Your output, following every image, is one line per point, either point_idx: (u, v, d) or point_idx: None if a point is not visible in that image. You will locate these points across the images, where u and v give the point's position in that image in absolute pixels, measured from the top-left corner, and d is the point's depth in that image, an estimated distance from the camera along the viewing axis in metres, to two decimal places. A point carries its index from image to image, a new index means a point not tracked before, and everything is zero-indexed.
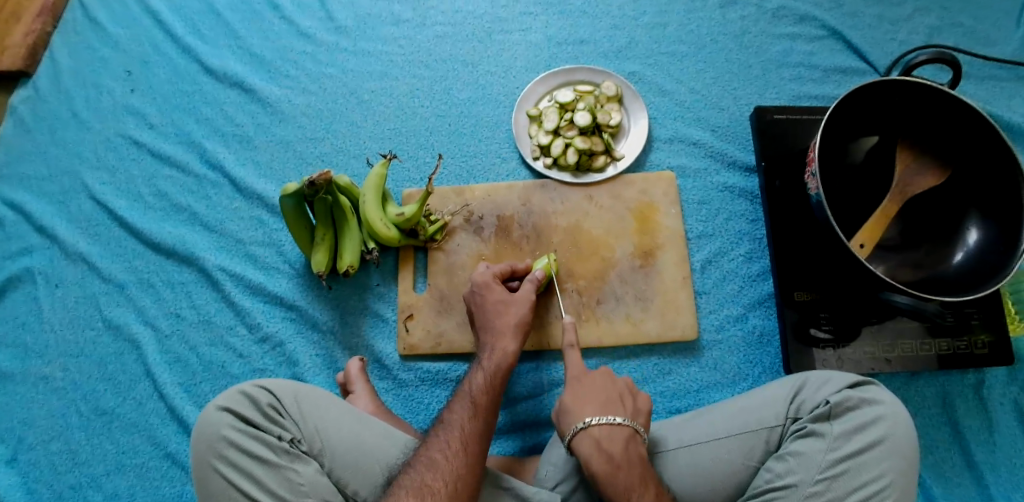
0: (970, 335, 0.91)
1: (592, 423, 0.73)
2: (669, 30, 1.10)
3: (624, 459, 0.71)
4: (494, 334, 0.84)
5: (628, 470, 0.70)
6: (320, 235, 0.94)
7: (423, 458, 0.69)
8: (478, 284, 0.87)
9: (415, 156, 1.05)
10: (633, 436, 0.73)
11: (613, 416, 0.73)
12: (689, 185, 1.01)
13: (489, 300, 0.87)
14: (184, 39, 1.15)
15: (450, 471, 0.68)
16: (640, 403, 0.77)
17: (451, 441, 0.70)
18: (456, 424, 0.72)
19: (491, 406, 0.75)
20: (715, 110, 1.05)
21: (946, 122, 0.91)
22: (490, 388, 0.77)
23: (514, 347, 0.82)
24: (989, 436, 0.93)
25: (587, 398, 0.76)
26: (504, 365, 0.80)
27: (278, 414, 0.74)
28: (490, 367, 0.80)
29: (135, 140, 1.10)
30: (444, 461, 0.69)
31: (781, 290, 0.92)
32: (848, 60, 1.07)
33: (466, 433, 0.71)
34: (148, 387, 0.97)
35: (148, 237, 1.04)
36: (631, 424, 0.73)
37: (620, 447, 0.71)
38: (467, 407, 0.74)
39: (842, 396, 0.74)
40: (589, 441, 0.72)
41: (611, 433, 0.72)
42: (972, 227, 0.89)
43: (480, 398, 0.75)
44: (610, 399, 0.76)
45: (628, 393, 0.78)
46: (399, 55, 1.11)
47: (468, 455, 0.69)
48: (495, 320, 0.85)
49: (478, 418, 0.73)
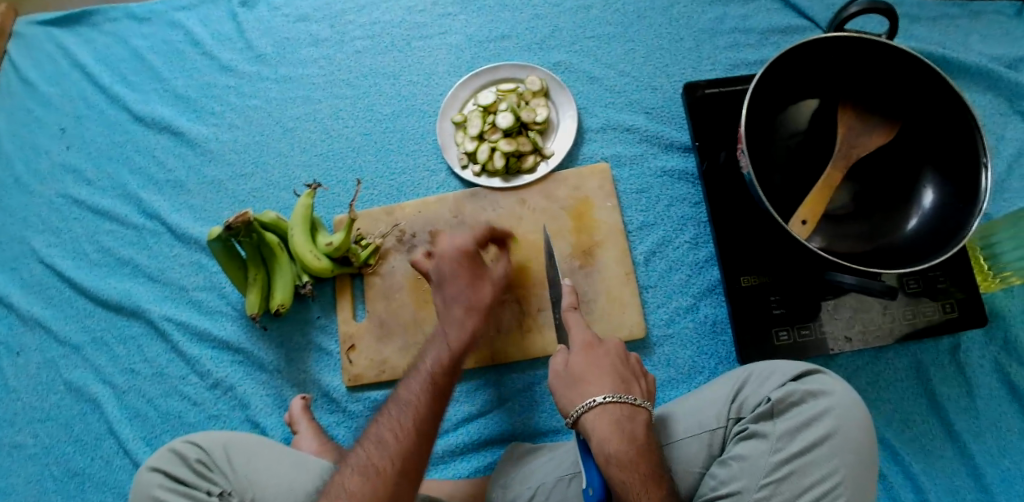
0: (935, 300, 0.85)
1: (613, 401, 0.72)
2: (594, 13, 1.05)
3: (645, 440, 0.70)
4: (464, 309, 0.80)
5: (648, 452, 0.69)
6: (252, 274, 0.93)
7: (373, 437, 0.67)
8: (453, 250, 0.83)
9: (344, 179, 1.02)
10: (649, 417, 0.73)
11: (632, 396, 0.73)
12: (625, 175, 0.97)
13: (461, 271, 0.82)
14: (111, 89, 1.15)
15: (398, 446, 0.66)
16: (644, 384, 0.78)
17: (402, 419, 0.68)
18: (409, 398, 0.70)
19: (447, 387, 0.72)
20: (648, 90, 1.00)
21: (891, 75, 0.83)
22: (451, 368, 0.73)
23: (479, 327, 0.79)
24: (969, 403, 0.87)
25: (600, 371, 0.76)
26: (466, 341, 0.77)
27: (207, 468, 0.74)
28: (452, 344, 0.76)
29: (76, 198, 1.10)
30: (393, 437, 0.67)
31: (727, 277, 0.87)
32: (786, 19, 1.00)
33: (419, 411, 0.69)
34: (113, 444, 0.99)
35: (96, 294, 1.04)
36: (647, 405, 0.74)
37: (642, 428, 0.71)
38: (423, 385, 0.71)
39: (784, 391, 0.70)
40: (610, 419, 0.70)
41: (633, 413, 0.72)
42: (927, 188, 0.82)
43: (437, 376, 0.72)
44: (624, 379, 0.76)
45: (638, 374, 0.79)
46: (320, 77, 1.09)
47: (418, 433, 0.67)
48: (466, 293, 0.81)
49: (434, 398, 0.70)
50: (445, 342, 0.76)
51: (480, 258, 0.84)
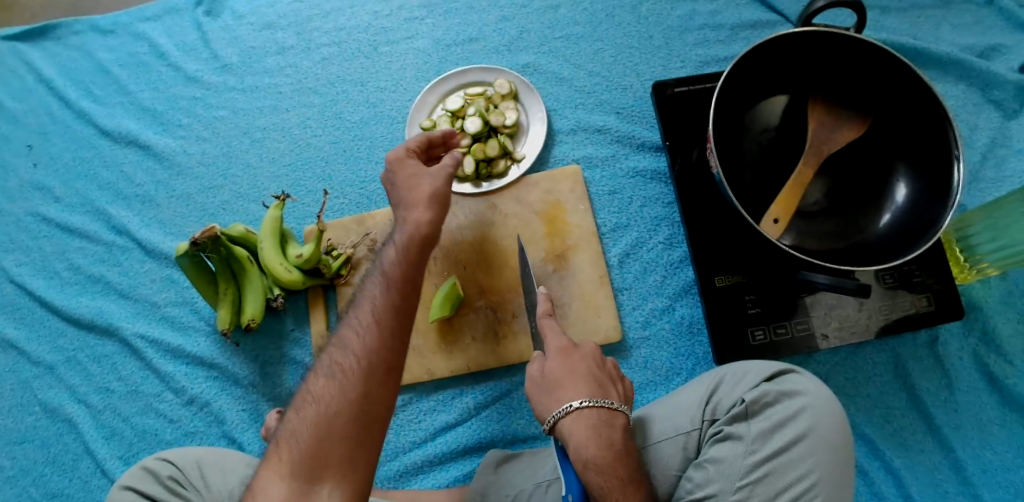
0: (911, 294, 0.85)
1: (589, 407, 0.70)
2: (562, 12, 1.03)
3: (622, 446, 0.69)
4: (407, 206, 0.74)
5: (625, 458, 0.68)
6: (222, 289, 0.92)
7: (335, 341, 0.63)
8: (389, 162, 0.78)
9: (314, 189, 1.01)
10: (627, 421, 0.71)
11: (609, 400, 0.71)
12: (597, 176, 0.95)
13: (398, 180, 0.76)
14: (77, 104, 1.13)
15: (361, 344, 0.62)
16: (623, 386, 0.76)
17: (361, 317, 0.64)
18: (367, 298, 0.65)
19: (404, 276, 0.67)
20: (619, 90, 0.99)
21: (860, 69, 0.82)
22: (405, 258, 0.68)
23: (428, 216, 0.72)
24: (949, 396, 0.87)
25: (575, 376, 0.74)
26: (419, 234, 0.71)
27: (178, 486, 0.74)
28: (400, 242, 0.70)
29: (44, 216, 1.09)
30: (355, 336, 0.62)
31: (702, 277, 0.86)
32: (755, 13, 0.99)
33: (377, 304, 0.64)
34: (89, 464, 0.98)
35: (67, 313, 1.03)
36: (625, 408, 0.72)
37: (619, 433, 0.70)
38: (378, 282, 0.66)
39: (758, 392, 0.69)
40: (586, 425, 0.69)
41: (609, 418, 0.70)
42: (900, 183, 0.82)
43: (393, 271, 0.67)
44: (602, 382, 0.74)
45: (616, 376, 0.77)
46: (287, 86, 1.07)
47: (378, 326, 0.62)
48: (404, 195, 0.75)
49: (390, 289, 0.65)
50: (394, 240, 0.71)
51: (415, 163, 0.78)
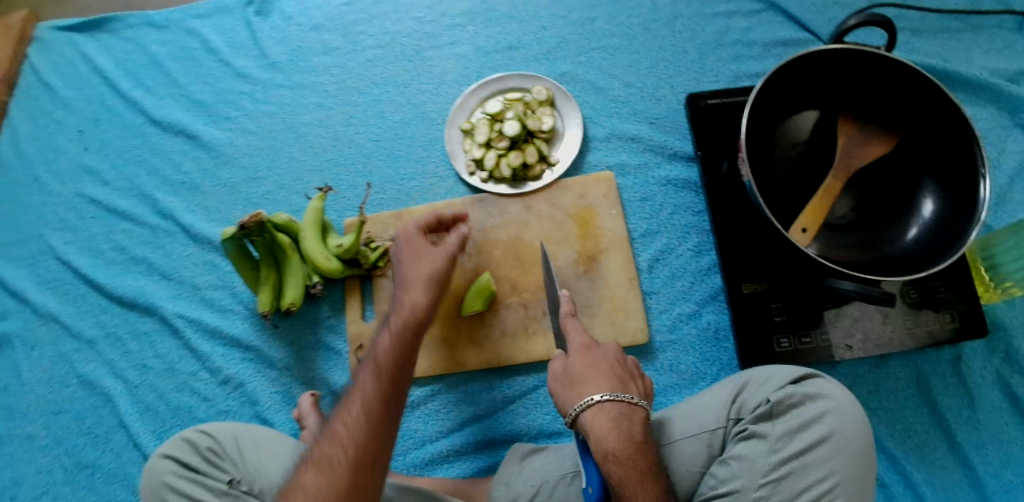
0: (937, 310, 0.86)
1: (610, 402, 0.71)
2: (600, 24, 1.07)
3: (642, 439, 0.70)
4: (406, 286, 0.78)
5: (644, 452, 0.69)
6: (264, 273, 0.96)
7: (328, 431, 0.69)
8: (399, 240, 0.83)
9: (354, 184, 1.05)
10: (646, 417, 0.73)
11: (630, 395, 0.73)
12: (629, 183, 0.99)
13: (405, 257, 0.81)
14: (129, 93, 1.18)
15: (350, 436, 0.67)
16: (642, 382, 0.77)
17: (351, 410, 0.68)
18: (359, 390, 0.70)
19: (392, 367, 0.70)
20: (653, 101, 1.02)
21: (891, 88, 0.85)
22: (398, 347, 0.72)
23: (423, 300, 0.76)
24: (970, 413, 0.88)
25: (598, 372, 0.75)
26: (413, 320, 0.75)
27: (216, 457, 0.75)
28: (396, 326, 0.74)
29: (93, 198, 1.14)
30: (345, 429, 0.67)
31: (729, 284, 0.89)
32: (788, 31, 1.02)
33: (365, 400, 0.68)
34: (124, 437, 1.01)
35: (110, 291, 1.07)
36: (644, 404, 0.73)
37: (639, 427, 0.71)
38: (370, 373, 0.70)
39: (783, 393, 0.71)
40: (609, 417, 0.70)
41: (630, 412, 0.71)
42: (927, 198, 0.83)
43: (382, 360, 0.71)
44: (622, 379, 0.75)
45: (635, 373, 0.78)
46: (332, 85, 1.12)
47: (366, 422, 0.67)
48: (408, 273, 0.79)
49: (381, 382, 0.69)
50: (390, 324, 0.75)
51: (421, 241, 0.82)
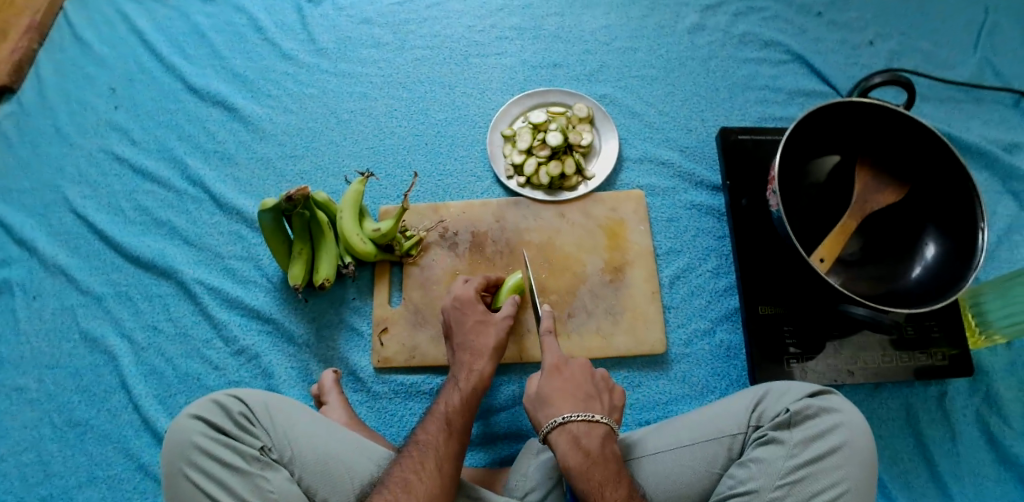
0: (929, 348, 0.94)
1: (571, 421, 0.76)
2: (640, 55, 1.15)
3: (601, 454, 0.74)
4: (472, 354, 0.87)
5: (602, 465, 0.73)
6: (297, 249, 0.96)
7: (396, 479, 0.70)
8: (461, 301, 0.91)
9: (393, 173, 1.08)
10: (610, 433, 0.77)
11: (590, 412, 0.77)
12: (658, 203, 1.05)
13: (468, 321, 0.90)
14: (169, 59, 1.19)
15: (422, 489, 0.70)
16: (613, 401, 0.83)
17: (426, 462, 0.72)
18: (430, 445, 0.75)
19: (463, 429, 0.79)
20: (684, 131, 1.10)
21: (902, 141, 0.95)
22: (466, 410, 0.80)
23: (489, 369, 0.86)
24: (952, 446, 0.95)
25: (565, 391, 0.80)
26: (479, 387, 0.84)
27: (248, 422, 0.74)
28: (465, 387, 0.83)
29: (118, 155, 1.12)
30: (417, 480, 0.70)
31: (747, 304, 0.95)
32: (811, 84, 1.13)
33: (441, 454, 0.74)
34: (123, 398, 0.98)
35: (126, 250, 1.05)
36: (607, 421, 0.78)
37: (598, 443, 0.75)
38: (441, 430, 0.77)
39: (802, 403, 0.77)
40: (568, 435, 0.76)
41: (589, 429, 0.76)
42: (929, 243, 0.93)
43: (455, 420, 0.79)
44: (587, 397, 0.80)
45: (604, 391, 0.83)
46: (378, 77, 1.15)
47: (440, 476, 0.72)
48: (471, 340, 0.88)
49: (453, 439, 0.76)
50: (455, 385, 0.83)
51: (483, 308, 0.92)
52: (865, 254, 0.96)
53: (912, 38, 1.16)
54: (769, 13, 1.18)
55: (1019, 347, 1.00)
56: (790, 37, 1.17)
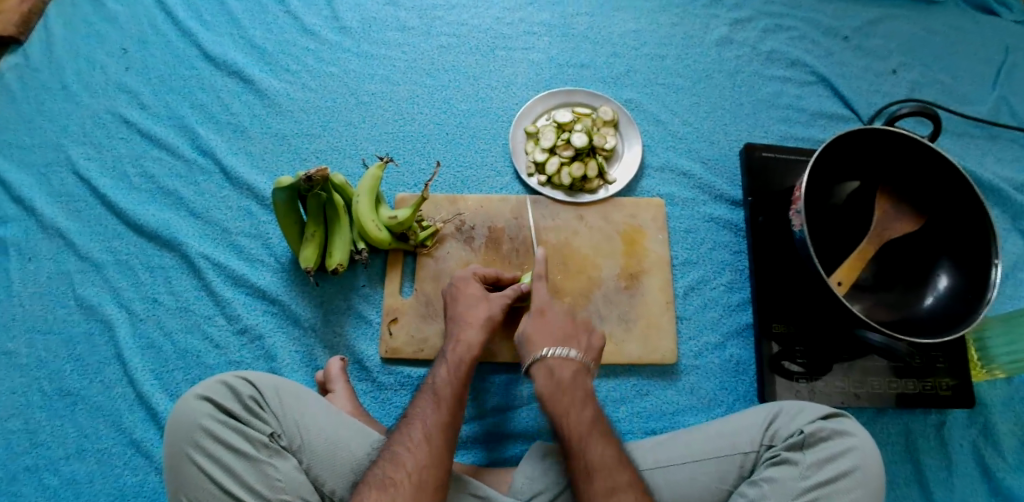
0: (934, 377, 0.95)
1: (547, 356, 0.82)
2: (667, 63, 1.15)
3: (571, 383, 0.80)
4: (460, 326, 0.86)
5: (570, 392, 0.79)
6: (310, 231, 0.93)
7: (387, 454, 0.72)
8: (471, 289, 0.90)
9: (412, 161, 1.06)
10: (583, 368, 0.82)
11: (567, 349, 0.83)
12: (677, 213, 1.04)
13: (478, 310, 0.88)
14: (186, 24, 1.15)
15: (411, 461, 0.71)
16: (593, 342, 0.86)
17: (413, 434, 0.73)
18: (418, 418, 0.75)
19: (453, 397, 0.78)
20: (707, 142, 1.09)
21: (924, 172, 0.95)
22: (454, 380, 0.80)
23: (478, 337, 0.84)
24: (948, 476, 0.96)
25: (546, 330, 0.85)
26: (468, 356, 0.82)
27: (258, 407, 0.74)
28: (453, 358, 0.82)
29: (127, 119, 1.09)
30: (405, 454, 0.71)
31: (760, 321, 0.95)
32: (834, 107, 1.13)
33: (428, 426, 0.74)
34: (117, 371, 0.95)
35: (130, 217, 1.02)
36: (583, 359, 0.82)
37: (569, 375, 0.81)
38: (430, 402, 0.77)
39: (816, 426, 0.78)
40: (543, 369, 0.81)
41: (563, 363, 0.81)
42: (943, 274, 0.93)
43: (443, 390, 0.78)
44: (566, 335, 0.85)
45: (584, 331, 0.87)
46: (402, 62, 1.13)
47: (428, 446, 0.72)
48: (464, 312, 0.87)
49: (441, 409, 0.76)
50: (445, 357, 0.83)
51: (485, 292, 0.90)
52: (879, 279, 0.97)
53: (933, 70, 1.17)
54: (797, 33, 1.18)
55: (1017, 383, 1.01)
56: (816, 57, 1.17)
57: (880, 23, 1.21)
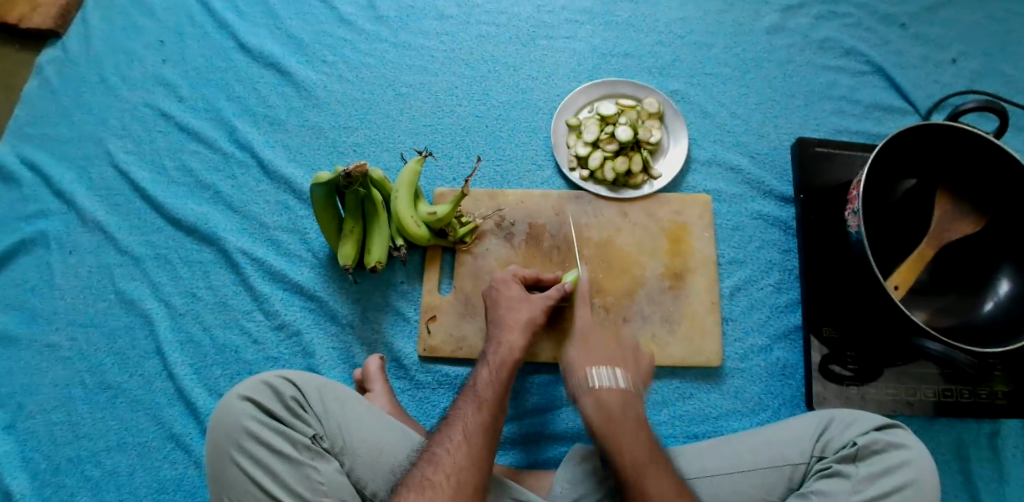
0: (989, 386, 0.91)
1: (596, 383, 0.79)
2: (714, 52, 1.10)
3: (621, 411, 0.76)
4: (503, 328, 0.84)
5: (622, 421, 0.75)
6: (349, 227, 0.92)
7: (427, 455, 0.70)
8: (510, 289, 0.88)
9: (450, 155, 1.03)
10: (635, 395, 0.79)
11: (617, 373, 0.80)
12: (723, 210, 1.01)
13: (520, 312, 0.86)
14: (222, 14, 1.13)
15: (451, 462, 0.69)
16: (641, 362, 0.84)
17: (453, 435, 0.72)
18: (459, 419, 0.74)
19: (494, 398, 0.76)
20: (756, 136, 1.05)
21: (988, 169, 0.90)
22: (495, 381, 0.78)
23: (520, 340, 0.83)
24: (1000, 486, 0.93)
25: (593, 355, 0.82)
26: (509, 359, 0.81)
27: (300, 408, 0.74)
28: (495, 361, 0.81)
29: (164, 112, 1.08)
30: (444, 454, 0.70)
31: (810, 324, 0.92)
32: (890, 98, 1.08)
33: (468, 427, 0.72)
34: (157, 365, 0.95)
35: (169, 212, 1.01)
36: (632, 384, 0.80)
37: (621, 406, 0.77)
38: (472, 403, 0.75)
39: (870, 437, 0.76)
40: (591, 398, 0.78)
41: (614, 391, 0.78)
42: (1004, 278, 0.89)
43: (484, 392, 0.77)
44: (615, 359, 0.82)
45: (633, 352, 0.85)
46: (440, 51, 1.10)
47: (469, 448, 0.70)
48: (506, 315, 0.85)
49: (482, 410, 0.74)
50: (486, 360, 0.81)
51: (527, 293, 0.89)
52: (936, 281, 0.93)
53: (997, 60, 1.11)
54: (852, 20, 1.12)
55: None
56: (871, 46, 1.11)
57: (940, 9, 1.14)
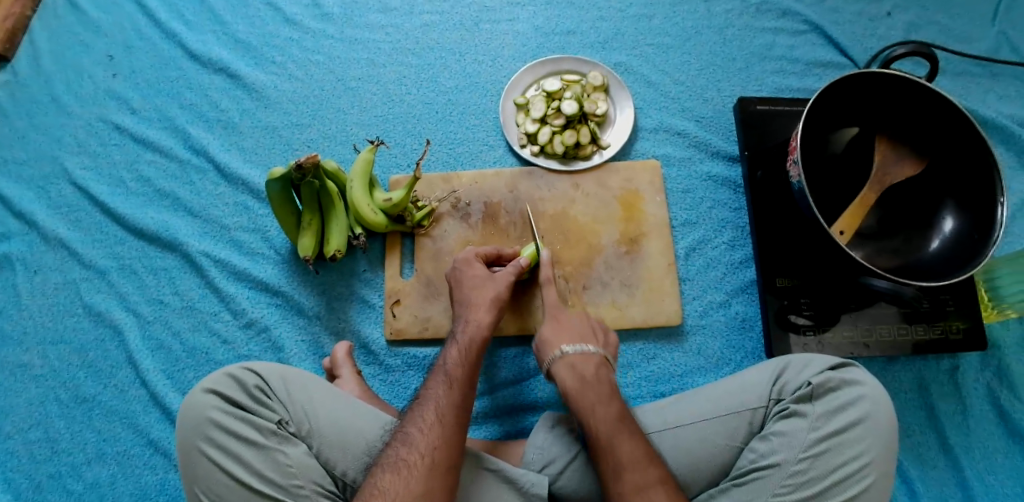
0: (944, 321, 0.93)
1: (568, 353, 0.81)
2: (655, 23, 1.12)
3: (595, 379, 0.79)
4: (470, 308, 0.86)
5: (595, 386, 0.77)
6: (307, 220, 0.93)
7: (400, 435, 0.71)
8: (466, 267, 0.90)
9: (403, 143, 1.05)
10: (605, 362, 0.82)
11: (587, 345, 0.82)
12: (674, 174, 1.03)
13: (478, 287, 0.88)
14: (168, 25, 1.14)
15: (425, 442, 0.70)
16: (608, 338, 0.87)
17: (425, 415, 0.73)
18: (431, 398, 0.75)
19: (465, 378, 0.78)
20: (700, 101, 1.08)
21: (924, 112, 0.92)
22: (465, 361, 0.80)
23: (488, 318, 0.85)
24: (963, 420, 0.96)
25: (564, 329, 0.85)
26: (478, 339, 0.83)
27: (265, 395, 0.75)
28: (464, 341, 0.82)
29: (118, 125, 1.09)
30: (419, 434, 0.71)
31: (764, 277, 0.94)
32: (828, 55, 1.11)
33: (440, 407, 0.73)
34: (130, 373, 0.96)
35: (130, 222, 1.03)
36: (602, 352, 0.82)
37: (592, 370, 0.80)
38: (444, 384, 0.77)
39: (824, 377, 0.78)
40: (565, 364, 0.80)
41: (584, 358, 0.81)
42: (948, 216, 0.92)
43: (455, 372, 0.78)
44: (584, 333, 0.85)
45: (600, 330, 0.87)
46: (386, 43, 1.11)
47: (442, 425, 0.71)
48: (468, 292, 0.87)
49: (454, 389, 0.76)
50: (455, 340, 0.83)
51: (486, 270, 0.90)
52: (884, 225, 0.95)
53: (930, 9, 1.13)
54: None
55: None
56: (806, 5, 1.14)
57: None
